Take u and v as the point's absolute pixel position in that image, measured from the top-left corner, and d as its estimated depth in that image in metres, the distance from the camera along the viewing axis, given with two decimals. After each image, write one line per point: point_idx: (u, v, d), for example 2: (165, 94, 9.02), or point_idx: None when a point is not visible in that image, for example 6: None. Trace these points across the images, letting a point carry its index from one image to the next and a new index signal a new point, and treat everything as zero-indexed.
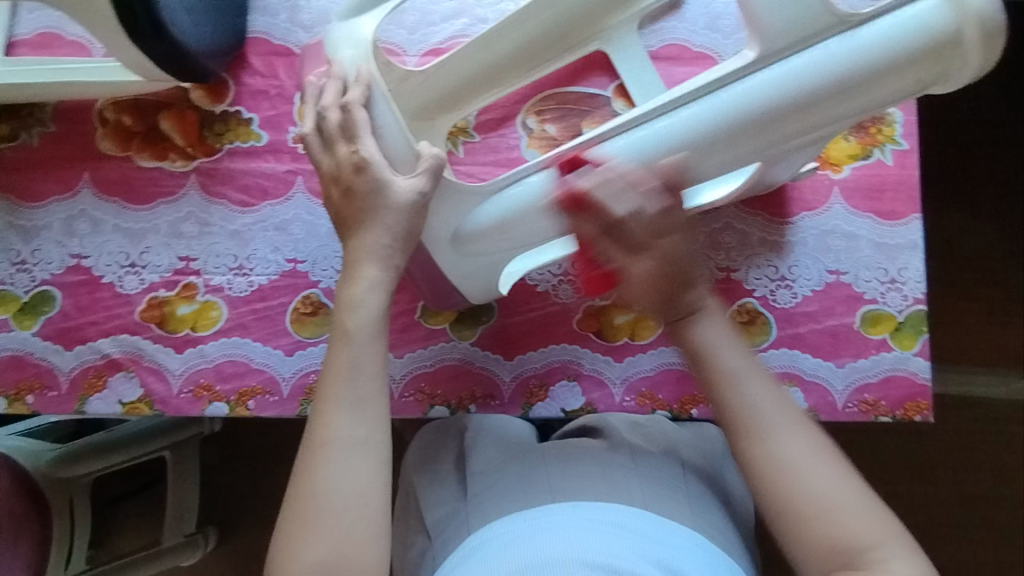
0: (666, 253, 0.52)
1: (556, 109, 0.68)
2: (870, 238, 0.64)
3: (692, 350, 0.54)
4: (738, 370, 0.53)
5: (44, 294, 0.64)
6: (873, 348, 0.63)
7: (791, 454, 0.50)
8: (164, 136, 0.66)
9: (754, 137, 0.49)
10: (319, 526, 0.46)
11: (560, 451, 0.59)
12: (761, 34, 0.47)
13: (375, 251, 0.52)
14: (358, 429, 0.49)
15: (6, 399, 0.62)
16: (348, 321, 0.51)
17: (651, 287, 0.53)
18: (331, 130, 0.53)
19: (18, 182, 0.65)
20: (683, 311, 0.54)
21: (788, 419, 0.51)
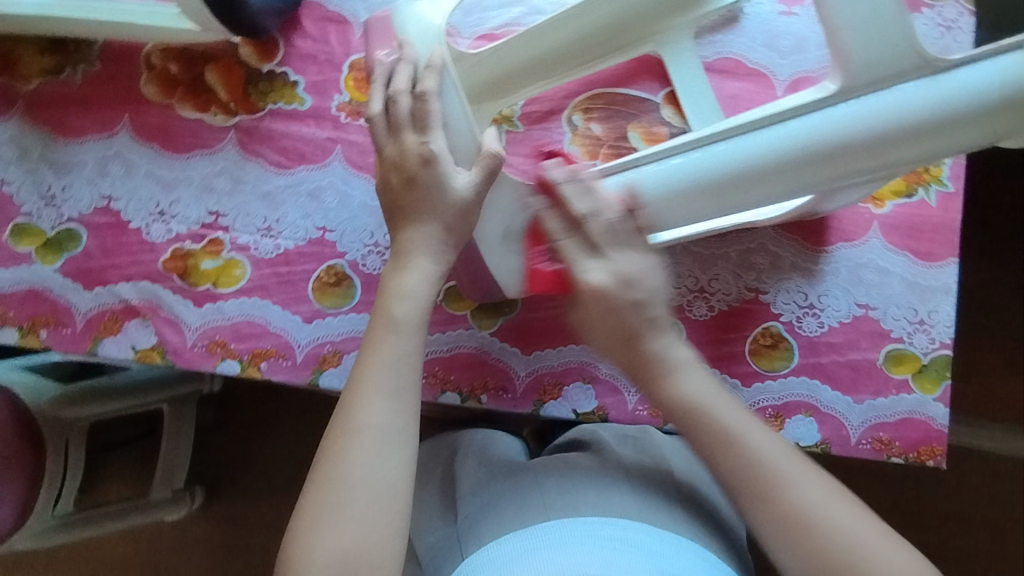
0: (601, 290, 0.51)
1: (603, 109, 0.67)
2: (903, 276, 0.64)
3: (671, 405, 0.51)
4: (735, 429, 0.49)
5: (70, 232, 0.63)
6: (893, 387, 0.62)
7: (801, 499, 0.46)
8: (208, 89, 0.66)
9: (811, 171, 0.47)
10: (344, 515, 0.46)
11: (548, 467, 0.60)
12: (843, 65, 0.46)
13: (422, 243, 0.51)
14: (393, 419, 0.48)
15: (19, 331, 0.62)
16: (393, 307, 0.51)
17: (588, 312, 0.52)
18: (399, 116, 0.52)
19: (56, 116, 0.65)
20: (644, 359, 0.52)
21: (812, 473, 0.48)
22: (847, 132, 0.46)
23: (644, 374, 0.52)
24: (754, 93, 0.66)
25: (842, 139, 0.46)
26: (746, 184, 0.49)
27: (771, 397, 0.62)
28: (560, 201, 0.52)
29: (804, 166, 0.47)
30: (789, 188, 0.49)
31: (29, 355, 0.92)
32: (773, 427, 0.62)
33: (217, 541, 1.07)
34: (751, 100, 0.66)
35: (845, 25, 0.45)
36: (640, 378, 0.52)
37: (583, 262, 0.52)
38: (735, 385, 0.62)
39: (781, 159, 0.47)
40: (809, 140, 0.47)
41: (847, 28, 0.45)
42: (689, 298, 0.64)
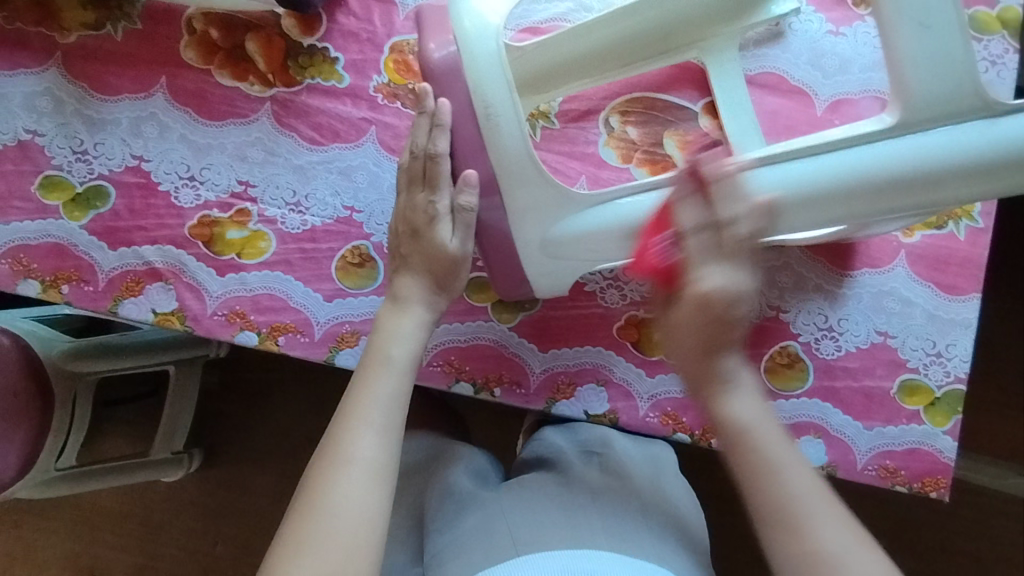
0: (710, 292, 0.46)
1: (641, 113, 0.66)
2: (925, 308, 0.64)
3: (723, 424, 0.47)
4: (778, 459, 0.45)
5: (99, 189, 0.63)
6: (904, 417, 0.62)
7: (839, 550, 0.42)
8: (247, 58, 0.65)
9: (862, 201, 0.48)
10: (314, 547, 0.44)
11: (508, 492, 0.58)
12: (904, 98, 0.47)
13: (417, 292, 0.54)
14: (379, 453, 0.48)
15: (41, 284, 0.62)
16: (388, 346, 0.53)
17: (679, 316, 0.48)
18: (412, 173, 0.55)
19: (92, 71, 0.65)
20: (716, 377, 0.48)
21: (861, 537, 0.43)
22: (868, 172, 0.48)
23: (705, 383, 0.48)
24: (794, 111, 0.65)
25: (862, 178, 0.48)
26: (799, 207, 0.49)
27: (782, 415, 0.62)
28: (704, 196, 0.48)
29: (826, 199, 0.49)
30: (809, 220, 0.50)
31: (37, 308, 0.92)
32: None
33: (212, 507, 1.08)
34: (790, 117, 0.65)
35: (908, 63, 0.46)
36: (699, 388, 0.49)
37: (703, 267, 0.47)
38: None
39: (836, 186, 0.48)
40: (832, 174, 0.48)
41: (910, 67, 0.46)
42: None
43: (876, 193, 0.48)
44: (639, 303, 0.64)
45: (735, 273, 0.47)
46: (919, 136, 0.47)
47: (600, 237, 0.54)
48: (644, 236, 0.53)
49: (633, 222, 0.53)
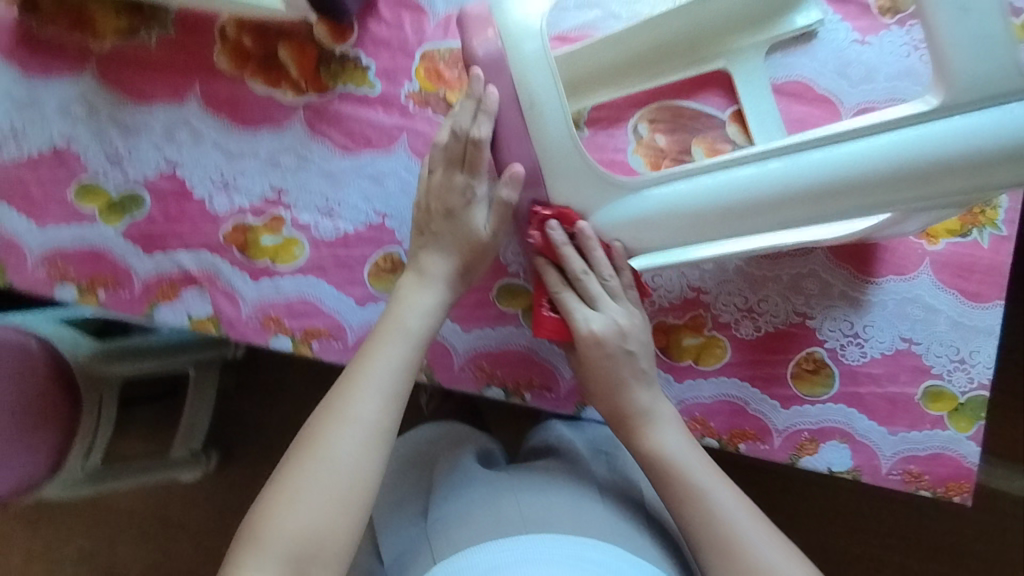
0: (601, 336, 0.58)
1: (669, 121, 0.66)
2: (949, 315, 0.64)
3: (648, 454, 0.58)
4: (702, 485, 0.56)
5: (134, 195, 0.64)
6: (928, 423, 0.63)
7: (736, 531, 0.54)
8: (280, 65, 0.66)
9: (900, 192, 0.45)
10: (313, 493, 0.51)
11: (520, 475, 0.65)
12: (945, 80, 0.43)
13: (439, 275, 0.58)
14: (377, 413, 0.54)
15: (78, 289, 0.63)
16: (405, 314, 0.57)
17: (585, 357, 0.58)
18: (452, 155, 0.57)
19: (125, 78, 0.65)
20: (637, 417, 0.58)
21: (759, 525, 0.54)
22: (891, 162, 0.44)
23: (624, 420, 0.58)
24: (821, 119, 0.65)
25: (879, 170, 0.45)
26: (830, 198, 0.47)
27: (808, 421, 0.63)
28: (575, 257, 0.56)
29: (845, 192, 0.46)
30: (829, 212, 0.47)
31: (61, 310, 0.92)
32: (806, 450, 0.63)
33: (229, 505, 1.09)
34: (817, 125, 0.65)
35: (949, 42, 0.42)
36: (620, 426, 0.59)
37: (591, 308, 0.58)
38: (774, 407, 0.64)
39: (868, 174, 0.45)
40: (849, 165, 0.45)
41: (951, 44, 0.42)
42: (738, 317, 0.65)
43: (898, 184, 0.45)
44: (667, 309, 0.65)
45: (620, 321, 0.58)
46: (946, 122, 0.43)
47: (647, 226, 0.53)
48: (687, 222, 0.51)
49: (668, 211, 0.52)
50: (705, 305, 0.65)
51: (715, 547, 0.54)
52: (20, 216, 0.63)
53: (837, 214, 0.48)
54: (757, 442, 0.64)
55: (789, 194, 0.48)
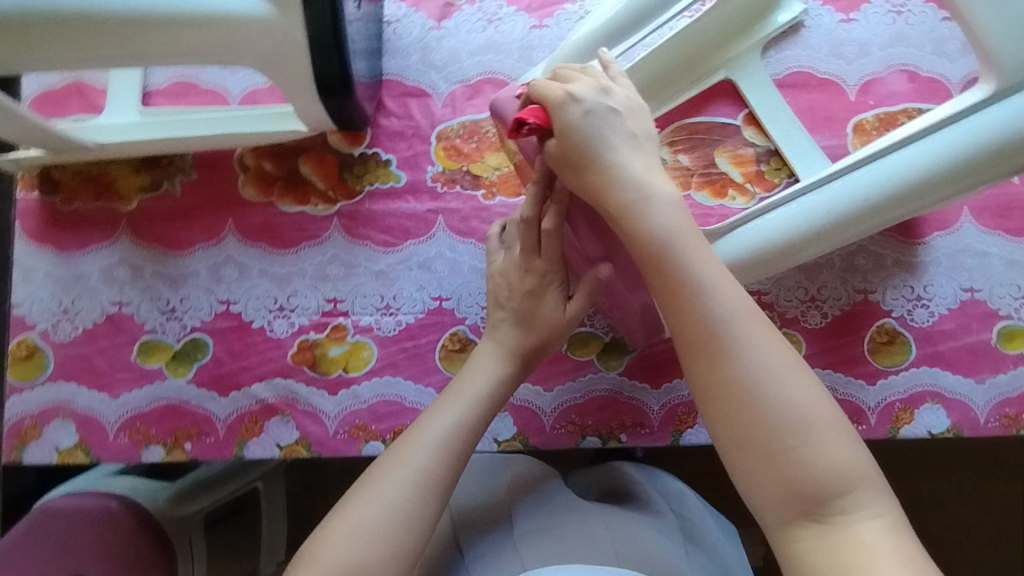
0: (580, 100, 0.49)
1: (687, 140, 0.66)
2: (1001, 255, 0.66)
3: (638, 240, 0.46)
4: (705, 280, 0.44)
5: (196, 341, 0.65)
6: (1011, 363, 0.64)
7: (716, 313, 0.42)
8: (305, 181, 0.67)
9: (977, 175, 0.52)
10: (360, 531, 0.46)
11: (613, 512, 0.58)
12: (997, 69, 0.51)
13: (504, 349, 0.56)
14: (433, 465, 0.50)
15: (164, 447, 0.63)
16: (465, 385, 0.54)
17: (564, 133, 0.49)
18: (528, 244, 0.56)
19: (161, 231, 0.66)
20: (626, 200, 0.47)
21: (750, 312, 0.43)
22: (966, 148, 0.51)
23: (602, 193, 0.48)
24: (829, 102, 0.68)
25: (951, 162, 0.51)
26: (919, 194, 0.53)
27: (897, 391, 0.64)
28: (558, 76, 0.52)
29: (907, 196, 0.53)
30: (897, 213, 0.54)
31: (116, 467, 0.86)
32: (904, 420, 0.64)
33: None
34: (827, 108, 0.68)
35: (988, 33, 0.50)
36: (598, 205, 0.48)
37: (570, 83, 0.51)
38: (861, 386, 0.64)
39: (950, 166, 0.52)
40: (904, 172, 0.52)
41: (994, 39, 0.50)
42: (803, 308, 0.66)
43: (950, 178, 0.52)
44: None
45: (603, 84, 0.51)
46: (974, 119, 0.51)
47: (749, 265, 0.56)
48: (790, 246, 0.56)
49: (767, 243, 0.56)
50: (770, 305, 0.66)
51: (689, 335, 0.43)
52: (90, 391, 0.64)
53: (902, 214, 0.55)
54: (856, 425, 0.64)
55: (861, 208, 0.54)
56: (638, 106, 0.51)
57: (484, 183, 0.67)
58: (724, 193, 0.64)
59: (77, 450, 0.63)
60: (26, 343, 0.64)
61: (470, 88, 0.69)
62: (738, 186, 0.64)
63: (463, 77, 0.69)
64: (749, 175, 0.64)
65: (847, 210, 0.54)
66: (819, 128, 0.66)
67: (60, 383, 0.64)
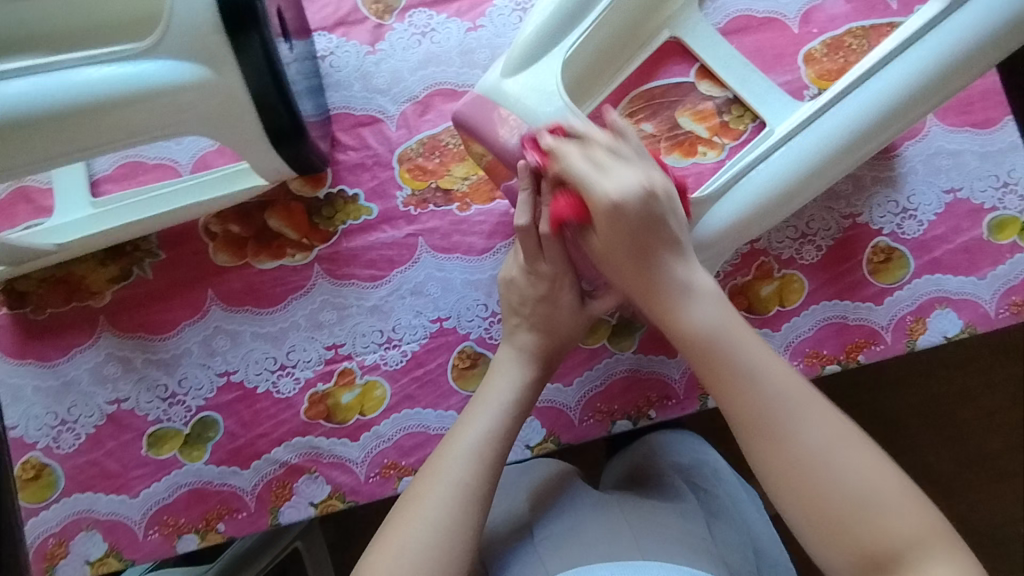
0: (620, 200, 0.49)
1: (647, 107, 0.66)
2: (973, 150, 0.67)
3: (684, 334, 0.48)
4: (754, 365, 0.46)
5: (205, 420, 0.63)
6: (1007, 253, 0.65)
7: (762, 398, 0.45)
8: (277, 234, 0.65)
9: (953, 82, 0.55)
10: (406, 553, 0.45)
11: (635, 502, 0.57)
12: None
13: (526, 353, 0.55)
14: (469, 476, 0.48)
15: (198, 533, 0.61)
16: (490, 395, 0.53)
17: (607, 234, 0.50)
18: (529, 248, 0.55)
19: (143, 317, 0.64)
20: (662, 278, 0.50)
21: (800, 401, 0.44)
22: (937, 61, 0.54)
23: (645, 289, 0.50)
24: (775, 40, 0.68)
25: (927, 75, 0.54)
26: (905, 107, 0.55)
27: (905, 304, 0.64)
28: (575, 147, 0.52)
29: (883, 123, 0.55)
30: (887, 134, 0.56)
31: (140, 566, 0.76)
32: (918, 332, 0.64)
33: None
34: (775, 46, 0.68)
35: None
36: (644, 301, 0.50)
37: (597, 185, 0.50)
38: (870, 308, 0.64)
39: (927, 77, 0.54)
40: (888, 93, 0.54)
41: None
42: (797, 245, 0.66)
43: (921, 97, 0.55)
44: (731, 273, 0.65)
45: (632, 183, 0.50)
46: (934, 35, 0.54)
47: (744, 224, 0.56)
48: (795, 185, 0.56)
49: (770, 187, 0.55)
50: (764, 251, 0.66)
51: (739, 414, 0.45)
52: (108, 495, 0.61)
53: (891, 134, 0.56)
54: (873, 347, 0.64)
55: (854, 134, 0.55)
56: (673, 199, 0.51)
57: (456, 195, 0.66)
58: (695, 151, 0.65)
59: (109, 558, 0.61)
60: (32, 463, 0.62)
61: (420, 104, 0.67)
62: (707, 141, 0.65)
63: (411, 95, 0.67)
64: (714, 128, 0.65)
65: (840, 141, 0.55)
66: (772, 67, 0.67)
67: (75, 495, 0.61)
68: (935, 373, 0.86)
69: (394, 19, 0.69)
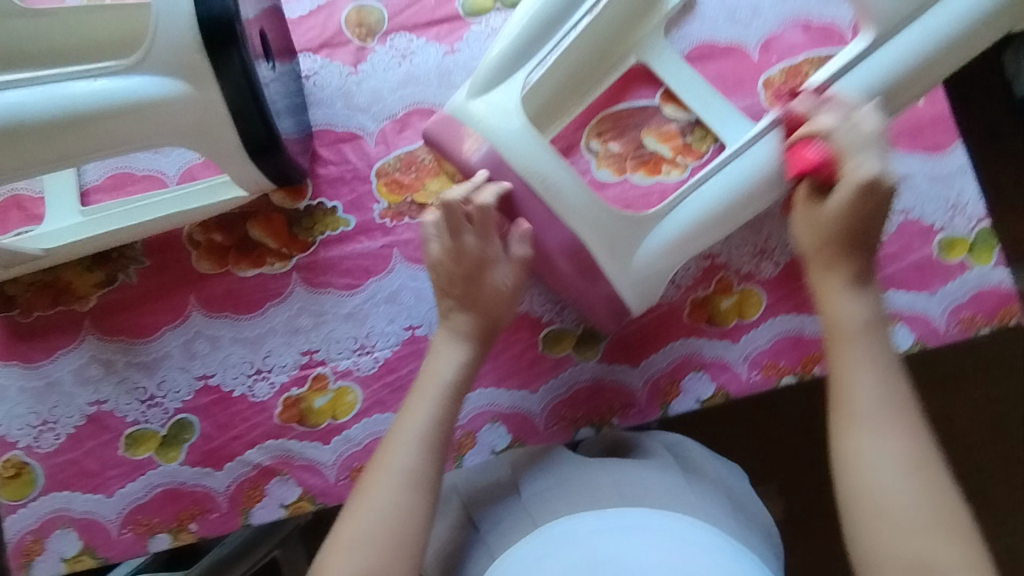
0: (869, 183, 0.49)
1: (614, 127, 0.70)
2: (924, 173, 0.70)
3: (832, 311, 0.51)
4: (870, 369, 0.48)
5: (181, 422, 0.65)
6: (956, 271, 0.68)
7: (872, 399, 0.48)
8: (257, 244, 0.68)
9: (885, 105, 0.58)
10: (366, 539, 0.49)
11: (614, 460, 0.60)
12: (876, 22, 0.56)
13: (459, 332, 0.56)
14: (417, 464, 0.51)
15: (171, 532, 0.63)
16: (430, 375, 0.55)
17: (841, 205, 0.50)
18: (453, 224, 0.56)
19: (126, 321, 0.67)
20: (838, 267, 0.51)
21: (900, 420, 0.47)
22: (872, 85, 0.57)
23: (814, 257, 0.52)
24: (736, 67, 0.72)
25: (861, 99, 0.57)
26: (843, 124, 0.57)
27: None
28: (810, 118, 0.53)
29: None
30: None
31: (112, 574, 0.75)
32: None
33: None
34: (736, 73, 0.72)
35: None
36: (812, 267, 0.53)
37: (853, 159, 0.50)
38: None
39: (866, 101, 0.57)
40: None
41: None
42: (756, 262, 0.68)
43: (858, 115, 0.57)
44: (692, 286, 0.68)
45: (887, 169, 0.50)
46: (866, 65, 0.57)
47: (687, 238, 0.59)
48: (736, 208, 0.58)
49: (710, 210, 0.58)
50: (724, 265, 0.68)
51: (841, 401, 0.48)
52: (85, 494, 0.63)
53: None
54: None
55: None
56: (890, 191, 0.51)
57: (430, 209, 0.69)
58: (659, 170, 0.69)
59: (85, 555, 0.63)
60: (13, 461, 0.64)
61: (399, 121, 0.71)
62: (671, 161, 0.69)
63: (389, 113, 0.71)
64: (677, 148, 0.69)
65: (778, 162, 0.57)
66: (733, 92, 0.71)
67: (53, 493, 0.63)
68: None
69: (376, 41, 0.72)
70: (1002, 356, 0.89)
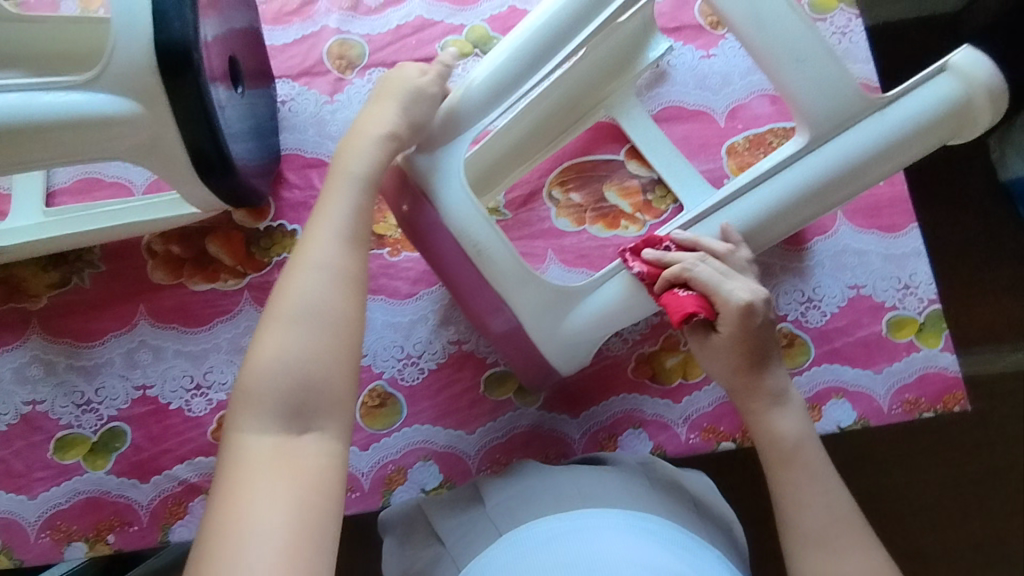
0: (748, 309, 0.54)
1: (577, 177, 0.72)
2: (878, 251, 0.71)
3: (772, 438, 0.55)
4: (815, 493, 0.53)
5: (114, 430, 0.64)
6: (903, 351, 0.68)
7: (820, 518, 0.52)
8: (214, 259, 0.69)
9: (830, 194, 0.56)
10: (295, 338, 0.45)
11: (587, 469, 0.58)
12: (809, 123, 0.54)
13: (388, 114, 0.54)
14: (341, 254, 0.48)
15: (87, 542, 0.62)
16: (349, 163, 0.52)
17: (735, 331, 0.54)
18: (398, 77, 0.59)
19: (74, 324, 0.67)
20: (767, 397, 0.56)
21: (852, 534, 0.52)
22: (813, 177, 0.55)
23: (741, 391, 0.57)
24: (702, 131, 0.73)
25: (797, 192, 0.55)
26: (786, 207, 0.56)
27: (803, 390, 0.67)
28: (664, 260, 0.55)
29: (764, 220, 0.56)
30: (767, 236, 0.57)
31: None
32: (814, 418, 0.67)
33: None
34: (701, 136, 0.73)
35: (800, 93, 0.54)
36: (739, 400, 0.57)
37: (726, 286, 0.54)
38: None
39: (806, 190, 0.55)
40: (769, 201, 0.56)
41: (804, 95, 0.54)
42: None
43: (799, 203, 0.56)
44: (639, 341, 0.68)
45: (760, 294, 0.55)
46: (801, 164, 0.55)
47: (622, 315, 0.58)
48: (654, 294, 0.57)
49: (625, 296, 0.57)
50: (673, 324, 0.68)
51: (796, 527, 0.53)
52: (7, 495, 0.63)
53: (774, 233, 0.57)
54: None
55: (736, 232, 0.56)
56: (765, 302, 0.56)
57: (388, 241, 0.70)
58: (617, 224, 0.70)
59: None
60: None
61: None
62: (629, 216, 0.70)
63: None
64: (637, 205, 0.71)
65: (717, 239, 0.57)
66: (696, 155, 0.73)
67: None
68: (862, 467, 0.87)
69: (354, 74, 0.74)
70: (957, 438, 0.89)
